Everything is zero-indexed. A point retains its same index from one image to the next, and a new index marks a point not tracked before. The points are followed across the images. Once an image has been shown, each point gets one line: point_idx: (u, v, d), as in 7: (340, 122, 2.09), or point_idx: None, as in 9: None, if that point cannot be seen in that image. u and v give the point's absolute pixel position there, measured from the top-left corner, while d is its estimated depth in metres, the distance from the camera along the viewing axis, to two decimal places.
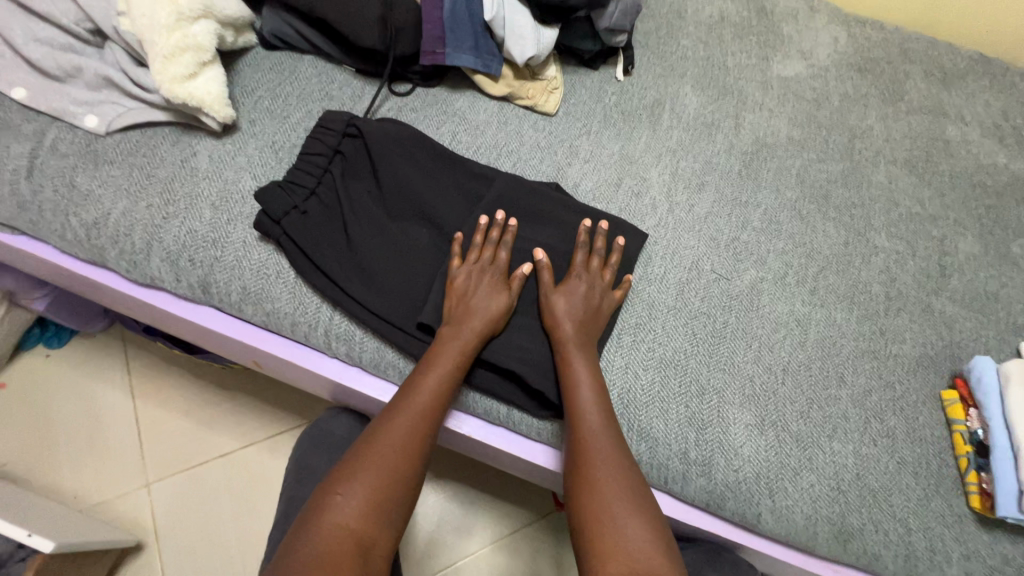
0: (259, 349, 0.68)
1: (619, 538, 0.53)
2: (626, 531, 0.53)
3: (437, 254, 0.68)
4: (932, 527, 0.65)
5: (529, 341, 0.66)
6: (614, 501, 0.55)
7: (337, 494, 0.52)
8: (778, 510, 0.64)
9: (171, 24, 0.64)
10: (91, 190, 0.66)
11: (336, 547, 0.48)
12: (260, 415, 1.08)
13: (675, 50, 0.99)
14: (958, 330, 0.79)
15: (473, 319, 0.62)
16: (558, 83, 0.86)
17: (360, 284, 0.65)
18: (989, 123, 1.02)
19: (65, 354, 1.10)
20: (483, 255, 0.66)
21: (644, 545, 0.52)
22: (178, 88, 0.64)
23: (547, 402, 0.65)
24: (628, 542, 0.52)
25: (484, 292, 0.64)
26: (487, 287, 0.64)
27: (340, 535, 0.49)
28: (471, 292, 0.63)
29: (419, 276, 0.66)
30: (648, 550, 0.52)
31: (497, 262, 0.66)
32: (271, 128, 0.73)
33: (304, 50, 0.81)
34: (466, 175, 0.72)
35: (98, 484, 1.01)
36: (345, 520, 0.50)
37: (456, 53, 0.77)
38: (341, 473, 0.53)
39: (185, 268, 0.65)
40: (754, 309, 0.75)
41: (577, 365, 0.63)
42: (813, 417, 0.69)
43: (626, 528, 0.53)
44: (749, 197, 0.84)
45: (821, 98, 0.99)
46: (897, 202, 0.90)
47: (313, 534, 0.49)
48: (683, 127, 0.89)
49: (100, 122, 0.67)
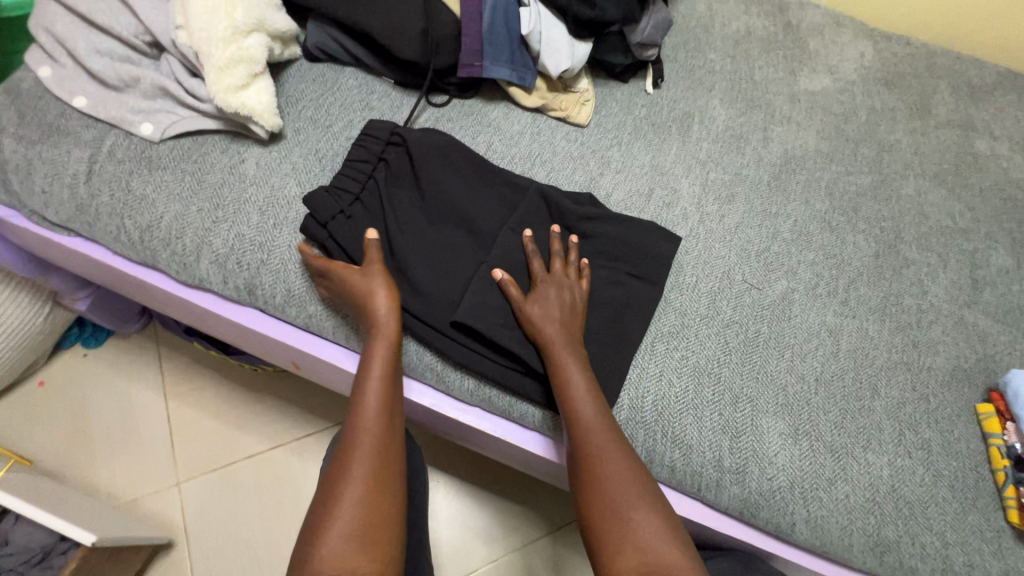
0: (301, 350, 0.70)
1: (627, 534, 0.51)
2: (636, 523, 0.52)
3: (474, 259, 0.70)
4: (970, 541, 0.65)
5: None
6: (628, 507, 0.53)
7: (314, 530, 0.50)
8: (812, 520, 0.64)
9: (227, 37, 0.67)
10: (145, 194, 0.69)
11: None
12: (288, 418, 1.10)
13: (703, 64, 1.01)
14: (992, 344, 0.79)
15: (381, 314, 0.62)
16: (589, 96, 0.88)
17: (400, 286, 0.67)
18: (1018, 138, 1.02)
19: (101, 354, 1.13)
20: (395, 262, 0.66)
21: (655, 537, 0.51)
22: (231, 98, 0.67)
23: None
24: (639, 534, 0.51)
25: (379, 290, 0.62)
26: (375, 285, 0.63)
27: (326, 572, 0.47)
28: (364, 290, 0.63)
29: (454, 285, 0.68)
30: (662, 545, 0.50)
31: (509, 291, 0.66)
32: (314, 136, 0.76)
33: (346, 63, 0.83)
34: (504, 184, 0.75)
35: (131, 481, 1.03)
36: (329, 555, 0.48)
37: (492, 66, 0.80)
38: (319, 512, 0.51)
39: (233, 270, 0.68)
40: (786, 318, 0.75)
41: (570, 368, 0.61)
42: (846, 427, 0.69)
43: (640, 530, 0.51)
44: (778, 209, 0.85)
45: (848, 112, 1.00)
46: (927, 215, 0.90)
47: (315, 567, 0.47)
48: (711, 139, 0.91)
49: (155, 129, 0.70)
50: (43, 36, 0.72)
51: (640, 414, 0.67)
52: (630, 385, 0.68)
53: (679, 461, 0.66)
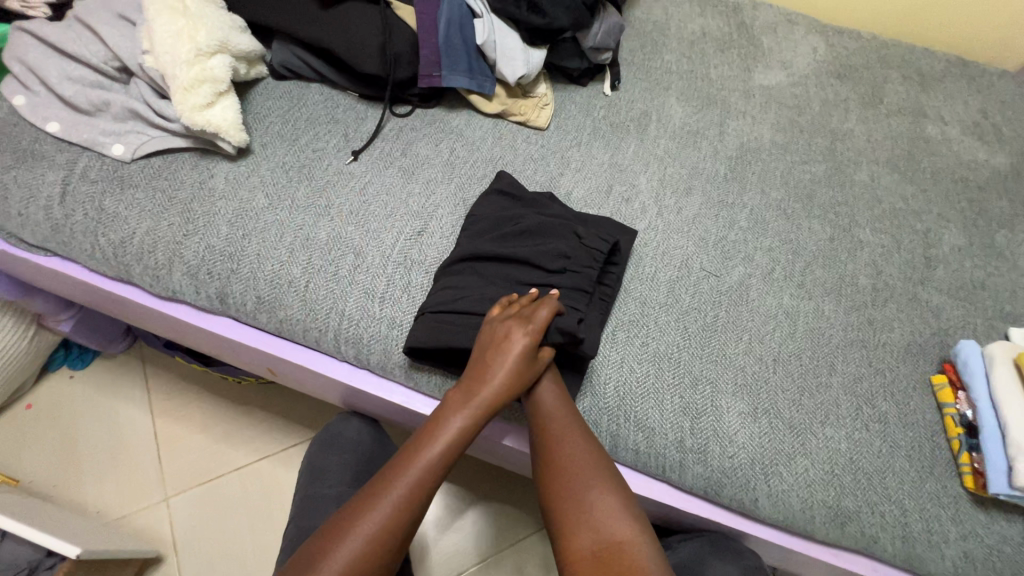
0: (273, 355, 0.72)
1: (587, 515, 0.59)
2: (597, 507, 0.59)
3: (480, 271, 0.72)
4: (927, 507, 0.67)
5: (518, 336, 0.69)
6: (590, 494, 0.60)
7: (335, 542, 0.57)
8: (773, 495, 0.66)
9: (191, 58, 0.70)
10: (118, 212, 0.72)
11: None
12: (273, 429, 1.12)
13: (660, 65, 1.04)
14: (946, 318, 0.81)
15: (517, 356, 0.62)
16: (548, 100, 0.91)
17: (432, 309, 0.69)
18: (968, 122, 1.06)
19: (88, 375, 1.15)
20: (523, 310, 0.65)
21: (613, 517, 0.59)
22: (197, 115, 0.70)
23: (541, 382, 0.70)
24: (598, 516, 0.59)
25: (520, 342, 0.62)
26: (511, 351, 0.62)
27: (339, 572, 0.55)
28: (505, 342, 0.63)
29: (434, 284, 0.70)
30: (618, 524, 0.58)
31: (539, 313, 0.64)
32: (282, 150, 0.79)
33: (311, 79, 0.87)
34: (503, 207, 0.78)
35: (120, 498, 1.05)
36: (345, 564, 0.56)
37: (451, 75, 0.83)
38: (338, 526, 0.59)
39: (204, 280, 0.70)
40: (744, 303, 0.78)
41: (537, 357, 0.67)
42: (804, 404, 0.71)
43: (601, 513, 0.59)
44: (735, 199, 0.88)
45: (802, 104, 1.04)
46: (881, 198, 0.93)
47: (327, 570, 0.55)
48: (669, 136, 0.94)
49: (126, 150, 0.73)
50: (17, 67, 0.75)
51: (603, 401, 0.69)
52: (593, 373, 0.70)
53: (643, 443, 0.68)
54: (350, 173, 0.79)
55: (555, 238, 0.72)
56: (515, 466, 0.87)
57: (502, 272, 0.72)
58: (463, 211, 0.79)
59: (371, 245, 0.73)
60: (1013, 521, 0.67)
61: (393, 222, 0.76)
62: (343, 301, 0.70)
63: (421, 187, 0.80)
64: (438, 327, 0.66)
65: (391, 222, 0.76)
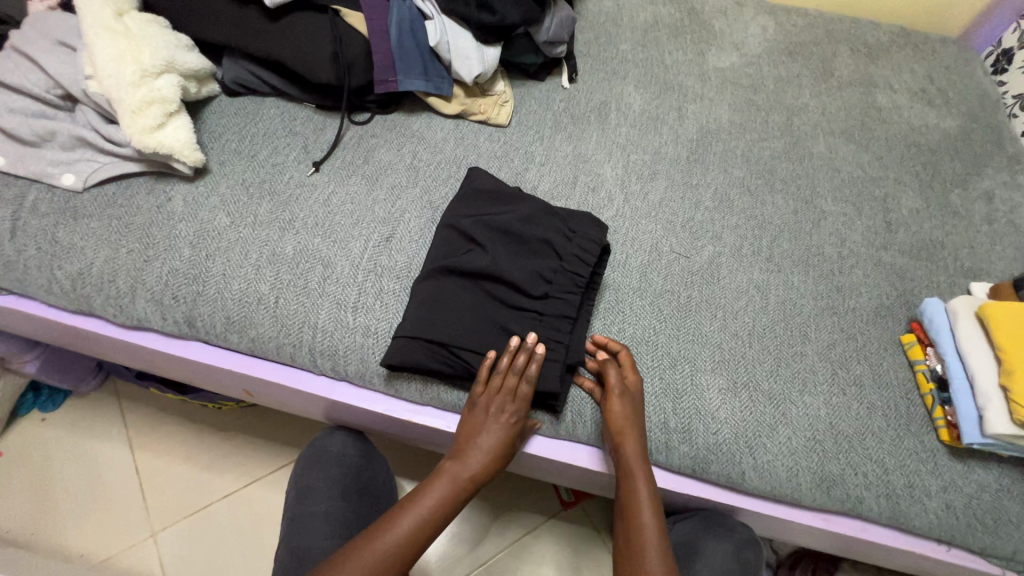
0: (248, 375, 0.71)
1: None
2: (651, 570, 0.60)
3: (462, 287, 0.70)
4: (907, 464, 0.68)
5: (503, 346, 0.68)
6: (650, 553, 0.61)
7: None
8: (760, 467, 0.67)
9: (137, 80, 0.69)
10: (74, 243, 0.70)
11: None
12: (259, 453, 1.10)
13: (616, 55, 1.05)
14: (910, 279, 0.84)
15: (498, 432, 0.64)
16: (507, 97, 0.91)
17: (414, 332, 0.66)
18: (916, 89, 1.09)
19: (60, 417, 1.11)
20: (506, 383, 0.65)
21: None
22: (148, 138, 0.69)
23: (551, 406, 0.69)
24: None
25: (501, 429, 0.64)
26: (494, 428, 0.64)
27: None
28: (494, 421, 0.65)
29: (411, 302, 0.69)
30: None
31: (522, 388, 0.65)
32: (240, 167, 0.78)
33: (265, 93, 0.86)
34: (489, 203, 0.76)
35: (104, 540, 1.01)
36: None
37: (407, 79, 0.83)
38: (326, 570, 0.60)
39: (170, 305, 0.69)
40: (715, 281, 0.79)
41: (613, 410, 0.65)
42: (782, 374, 0.72)
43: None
44: (698, 180, 0.90)
45: (756, 83, 1.06)
46: (839, 168, 0.95)
47: None
48: (629, 123, 0.95)
49: (77, 179, 0.71)
50: None
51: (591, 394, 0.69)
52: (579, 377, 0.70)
53: None
54: (313, 185, 0.78)
55: (537, 258, 0.72)
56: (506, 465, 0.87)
57: (480, 287, 0.70)
58: (431, 213, 0.79)
59: (339, 255, 0.73)
60: (988, 469, 0.69)
61: (361, 231, 0.75)
62: (316, 314, 0.69)
63: (386, 193, 0.79)
64: (431, 354, 0.66)
65: (359, 230, 0.75)
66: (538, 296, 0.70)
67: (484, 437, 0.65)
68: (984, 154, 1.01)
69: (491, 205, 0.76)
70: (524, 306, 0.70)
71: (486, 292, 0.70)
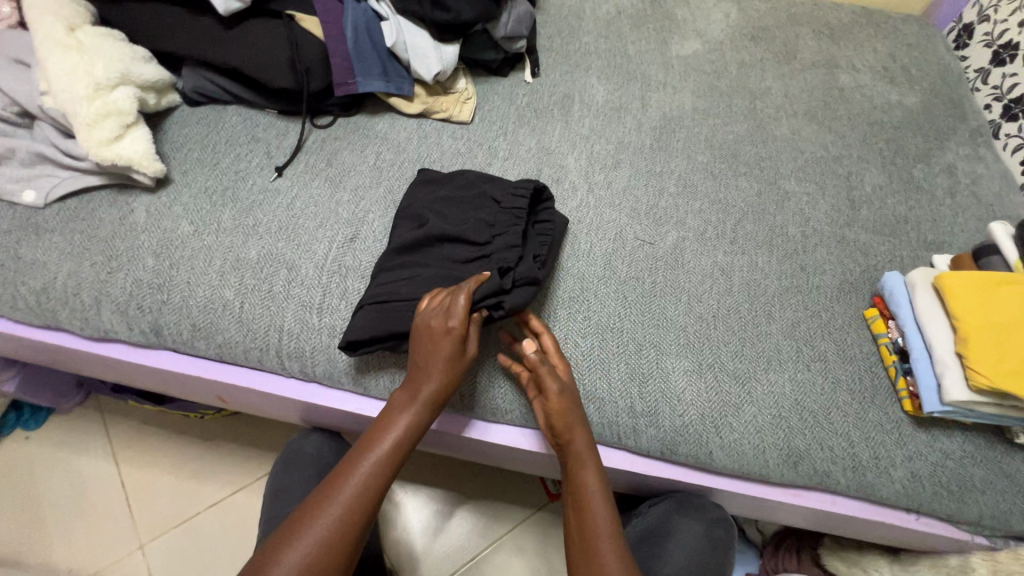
0: (218, 381, 0.71)
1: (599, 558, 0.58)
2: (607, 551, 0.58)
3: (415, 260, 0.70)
4: (873, 436, 0.69)
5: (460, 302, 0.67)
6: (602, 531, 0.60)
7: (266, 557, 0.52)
8: (727, 446, 0.68)
9: (91, 93, 0.69)
10: (37, 259, 0.70)
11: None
12: (245, 460, 1.10)
13: (579, 48, 1.06)
14: (874, 254, 0.85)
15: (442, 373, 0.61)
16: (469, 94, 0.92)
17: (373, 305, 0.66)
18: (878, 67, 1.10)
19: (43, 434, 1.11)
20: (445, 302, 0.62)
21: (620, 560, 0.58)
22: (106, 151, 0.69)
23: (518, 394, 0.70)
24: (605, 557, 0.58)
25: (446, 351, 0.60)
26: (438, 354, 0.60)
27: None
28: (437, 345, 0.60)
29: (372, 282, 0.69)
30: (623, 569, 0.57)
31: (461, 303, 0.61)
32: (203, 175, 0.78)
33: (227, 101, 0.86)
34: (432, 185, 0.77)
35: (92, 553, 1.01)
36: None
37: (366, 81, 0.83)
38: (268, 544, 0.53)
39: (135, 315, 0.69)
40: (679, 265, 0.80)
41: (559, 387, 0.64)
42: (747, 353, 0.73)
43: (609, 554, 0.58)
44: (662, 167, 0.90)
45: (720, 69, 1.07)
46: (802, 149, 0.96)
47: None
48: (593, 115, 0.96)
49: (38, 195, 0.72)
50: None
51: None
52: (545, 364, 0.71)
53: (595, 414, 0.69)
54: (276, 190, 0.79)
55: (479, 211, 0.73)
56: (480, 458, 0.88)
57: (434, 257, 0.71)
58: (394, 211, 0.79)
59: (303, 258, 0.73)
60: (952, 436, 0.70)
61: (324, 233, 0.76)
62: (281, 316, 0.70)
63: (350, 194, 0.80)
64: (386, 316, 0.65)
65: (322, 232, 0.76)
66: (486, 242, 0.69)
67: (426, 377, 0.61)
68: (947, 129, 1.02)
69: (437, 185, 0.77)
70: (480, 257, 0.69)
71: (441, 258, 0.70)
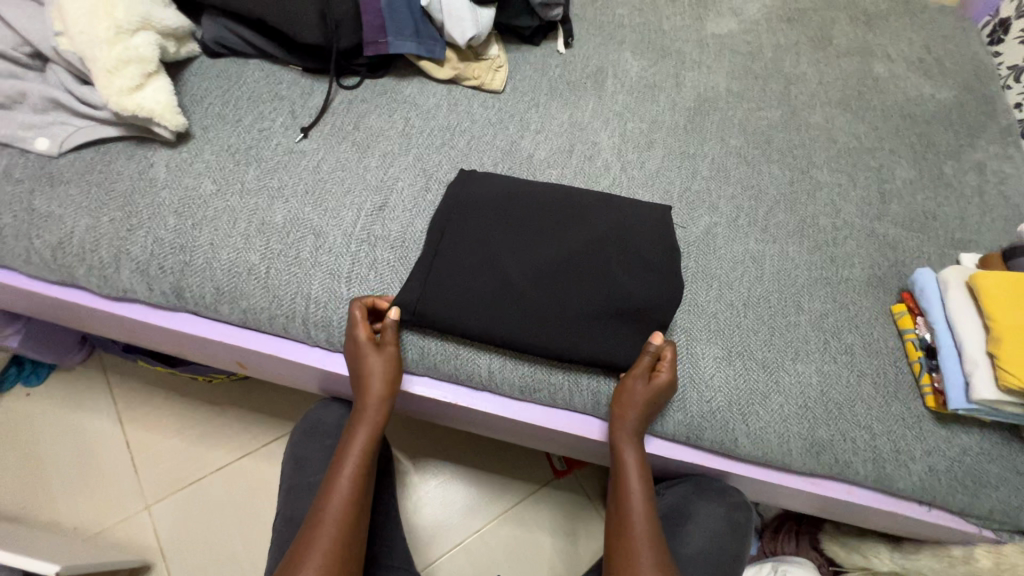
0: (240, 347, 0.70)
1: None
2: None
3: (498, 240, 0.69)
4: (894, 429, 0.70)
5: (516, 288, 0.66)
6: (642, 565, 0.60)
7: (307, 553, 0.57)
8: (752, 433, 0.69)
9: (111, 37, 0.65)
10: (51, 211, 0.67)
11: None
12: (253, 426, 1.09)
13: (612, 20, 1.02)
14: (902, 249, 0.84)
15: (371, 416, 0.64)
16: (502, 62, 0.89)
17: (436, 264, 0.67)
18: (914, 58, 1.08)
19: (45, 390, 1.09)
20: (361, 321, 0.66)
21: None
22: (126, 100, 0.65)
23: (556, 370, 0.69)
24: None
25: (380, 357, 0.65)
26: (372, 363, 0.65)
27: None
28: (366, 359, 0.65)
29: (443, 237, 0.69)
30: None
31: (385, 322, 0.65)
32: (225, 132, 0.75)
33: (249, 54, 0.82)
34: (597, 210, 0.72)
35: (97, 513, 1.00)
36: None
37: (398, 40, 0.80)
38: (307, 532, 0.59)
39: (156, 276, 0.67)
40: (711, 251, 0.79)
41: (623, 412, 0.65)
42: (775, 343, 0.73)
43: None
44: (695, 149, 0.88)
45: (755, 51, 1.04)
46: (835, 138, 0.95)
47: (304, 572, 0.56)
48: (626, 91, 0.93)
49: (52, 144, 0.68)
50: None
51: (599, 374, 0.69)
52: (591, 370, 0.69)
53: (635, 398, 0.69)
54: (302, 152, 0.76)
55: (609, 242, 0.70)
56: (486, 433, 0.89)
57: (531, 258, 0.68)
58: (424, 181, 0.77)
59: (331, 224, 0.71)
60: (971, 433, 0.71)
61: (352, 199, 0.73)
62: (308, 284, 0.68)
63: (378, 161, 0.77)
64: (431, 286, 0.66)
65: (351, 199, 0.73)
66: (586, 271, 0.68)
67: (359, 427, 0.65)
68: (978, 126, 1.01)
69: (599, 211, 0.72)
70: (569, 268, 0.68)
71: (536, 261, 0.68)
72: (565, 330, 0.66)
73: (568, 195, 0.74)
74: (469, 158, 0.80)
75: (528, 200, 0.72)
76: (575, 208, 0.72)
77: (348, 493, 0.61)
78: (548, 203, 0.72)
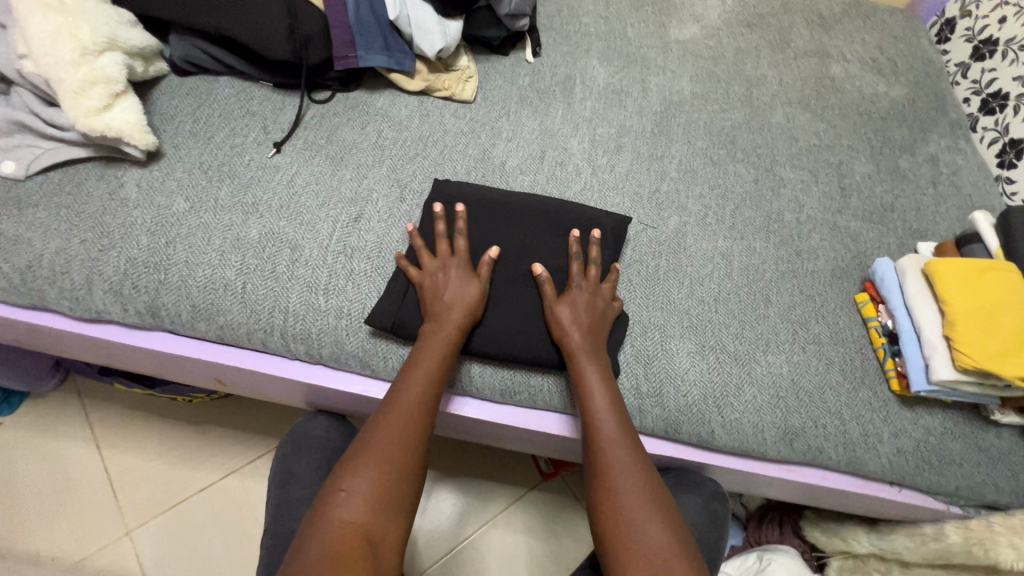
0: (219, 363, 0.69)
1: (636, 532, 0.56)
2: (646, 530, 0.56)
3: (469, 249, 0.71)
4: (862, 414, 0.73)
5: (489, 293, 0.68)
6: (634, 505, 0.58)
7: (342, 490, 0.54)
8: (728, 424, 0.71)
9: (76, 58, 0.65)
10: (20, 235, 0.66)
11: (346, 539, 0.51)
12: (235, 443, 1.08)
13: (578, 29, 1.05)
14: (864, 241, 0.88)
15: (439, 340, 0.64)
16: (472, 72, 0.90)
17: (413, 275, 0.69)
18: (867, 58, 1.13)
19: (17, 418, 1.07)
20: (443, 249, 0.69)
21: (660, 540, 0.55)
22: (94, 121, 0.65)
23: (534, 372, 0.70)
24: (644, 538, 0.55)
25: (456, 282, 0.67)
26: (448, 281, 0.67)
27: (347, 530, 0.52)
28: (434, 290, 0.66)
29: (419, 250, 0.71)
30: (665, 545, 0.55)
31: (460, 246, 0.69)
32: (196, 150, 0.75)
33: (219, 72, 0.82)
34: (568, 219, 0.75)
35: (76, 541, 0.98)
36: (350, 516, 0.52)
37: (368, 54, 0.81)
38: (344, 472, 0.56)
39: (130, 295, 0.66)
40: (682, 250, 0.82)
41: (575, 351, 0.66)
42: (746, 336, 0.76)
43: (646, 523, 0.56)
44: (663, 152, 0.91)
45: (717, 55, 1.07)
46: (796, 137, 0.98)
47: (342, 511, 0.53)
48: (595, 97, 0.95)
49: (19, 167, 0.68)
50: None
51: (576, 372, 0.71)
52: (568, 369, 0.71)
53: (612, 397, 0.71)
54: (276, 167, 0.76)
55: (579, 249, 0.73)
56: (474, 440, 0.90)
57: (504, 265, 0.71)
58: (399, 191, 0.78)
59: (307, 237, 0.71)
60: (934, 413, 0.74)
61: (328, 212, 0.74)
62: (285, 297, 0.68)
63: (352, 172, 0.78)
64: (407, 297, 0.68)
65: (327, 211, 0.74)
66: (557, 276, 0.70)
67: (422, 344, 0.64)
68: (930, 120, 1.06)
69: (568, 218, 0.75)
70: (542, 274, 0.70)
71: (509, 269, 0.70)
72: (546, 339, 0.69)
73: (540, 204, 0.76)
74: (442, 167, 0.82)
75: (502, 210, 0.74)
76: (546, 217, 0.75)
77: (409, 413, 0.59)
78: (521, 213, 0.75)
